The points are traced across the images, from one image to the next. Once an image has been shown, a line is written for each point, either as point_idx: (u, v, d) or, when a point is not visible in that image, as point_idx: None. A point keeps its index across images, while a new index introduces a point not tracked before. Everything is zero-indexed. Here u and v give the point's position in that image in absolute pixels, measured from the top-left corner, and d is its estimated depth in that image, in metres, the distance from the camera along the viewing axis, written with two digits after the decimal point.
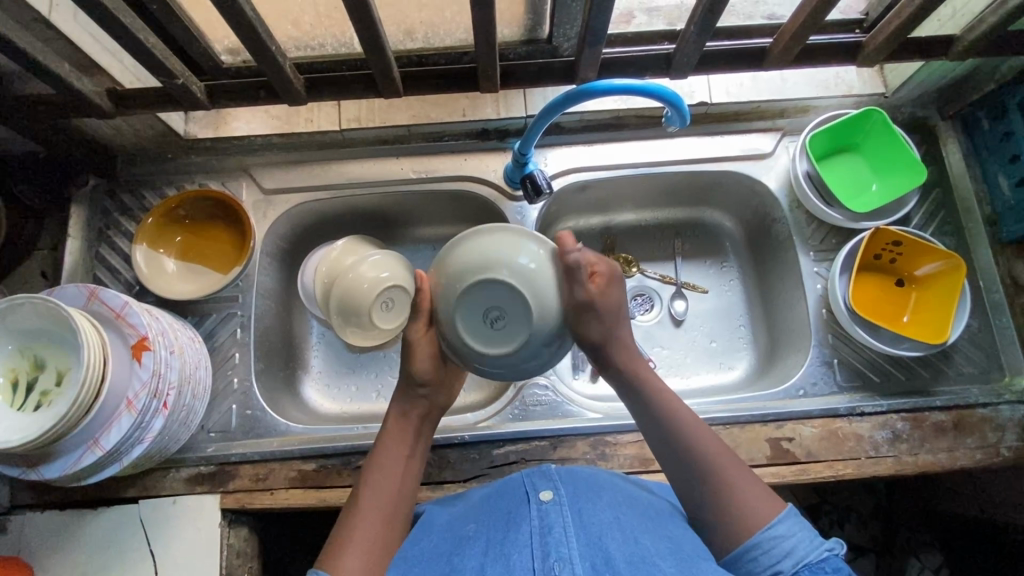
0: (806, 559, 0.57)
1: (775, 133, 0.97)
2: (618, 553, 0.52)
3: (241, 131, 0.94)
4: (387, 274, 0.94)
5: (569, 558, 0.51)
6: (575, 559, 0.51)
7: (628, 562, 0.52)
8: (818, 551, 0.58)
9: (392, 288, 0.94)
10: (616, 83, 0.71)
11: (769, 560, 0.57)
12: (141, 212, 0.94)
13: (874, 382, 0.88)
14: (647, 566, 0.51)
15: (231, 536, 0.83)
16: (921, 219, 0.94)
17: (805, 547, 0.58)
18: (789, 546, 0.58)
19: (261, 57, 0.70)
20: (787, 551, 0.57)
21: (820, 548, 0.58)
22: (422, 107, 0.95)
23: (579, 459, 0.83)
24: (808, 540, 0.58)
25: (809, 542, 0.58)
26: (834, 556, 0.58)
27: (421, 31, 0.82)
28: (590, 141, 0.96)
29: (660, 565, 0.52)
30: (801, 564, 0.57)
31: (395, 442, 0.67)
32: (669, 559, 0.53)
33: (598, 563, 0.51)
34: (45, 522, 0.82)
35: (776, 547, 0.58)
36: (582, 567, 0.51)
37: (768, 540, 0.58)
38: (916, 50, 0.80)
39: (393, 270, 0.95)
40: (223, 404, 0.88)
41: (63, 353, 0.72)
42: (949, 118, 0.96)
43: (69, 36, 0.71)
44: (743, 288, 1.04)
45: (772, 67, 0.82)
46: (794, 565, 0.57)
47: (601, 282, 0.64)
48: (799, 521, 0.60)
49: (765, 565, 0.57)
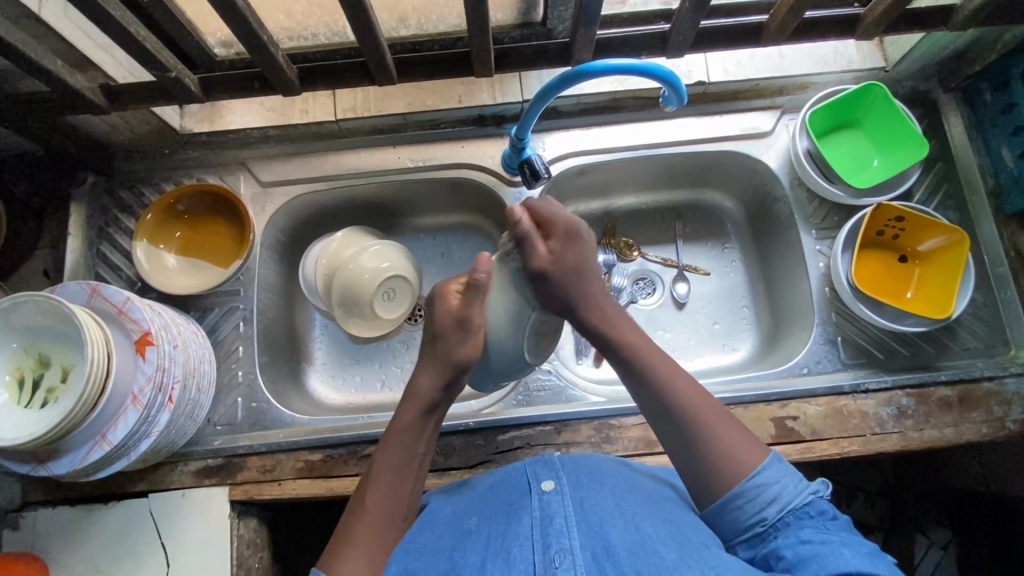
0: (791, 505, 0.58)
1: (774, 111, 0.95)
2: (619, 543, 0.53)
3: (236, 124, 0.94)
4: (508, 281, 0.70)
5: (571, 550, 0.52)
6: (577, 551, 0.52)
7: (629, 551, 0.52)
8: (804, 494, 0.59)
9: (491, 315, 0.69)
10: (611, 63, 0.70)
11: (754, 508, 0.59)
12: (140, 209, 0.94)
13: (878, 358, 0.88)
14: (648, 554, 0.52)
15: (241, 526, 0.84)
16: (923, 194, 0.93)
17: (790, 493, 0.59)
18: (774, 493, 0.59)
19: (251, 46, 0.70)
20: (773, 497, 0.59)
21: (806, 491, 0.59)
22: (416, 94, 0.94)
23: (583, 443, 0.83)
24: (793, 484, 0.59)
25: (793, 487, 0.59)
26: (818, 499, 0.60)
27: (415, 17, 0.82)
28: (587, 123, 0.95)
29: (663, 553, 0.52)
30: (786, 511, 0.58)
31: (412, 441, 0.65)
32: (671, 545, 0.53)
33: (599, 553, 0.52)
34: (58, 517, 0.83)
35: (761, 495, 0.59)
36: (584, 557, 0.52)
37: (752, 490, 0.59)
38: (914, 21, 0.79)
39: (508, 293, 0.70)
40: (228, 397, 0.89)
41: (68, 350, 0.73)
42: (950, 91, 0.95)
43: (60, 32, 0.70)
44: (746, 268, 1.03)
45: (770, 43, 0.81)
46: (778, 511, 0.58)
47: (556, 244, 0.69)
48: (784, 466, 0.61)
49: (750, 513, 0.59)
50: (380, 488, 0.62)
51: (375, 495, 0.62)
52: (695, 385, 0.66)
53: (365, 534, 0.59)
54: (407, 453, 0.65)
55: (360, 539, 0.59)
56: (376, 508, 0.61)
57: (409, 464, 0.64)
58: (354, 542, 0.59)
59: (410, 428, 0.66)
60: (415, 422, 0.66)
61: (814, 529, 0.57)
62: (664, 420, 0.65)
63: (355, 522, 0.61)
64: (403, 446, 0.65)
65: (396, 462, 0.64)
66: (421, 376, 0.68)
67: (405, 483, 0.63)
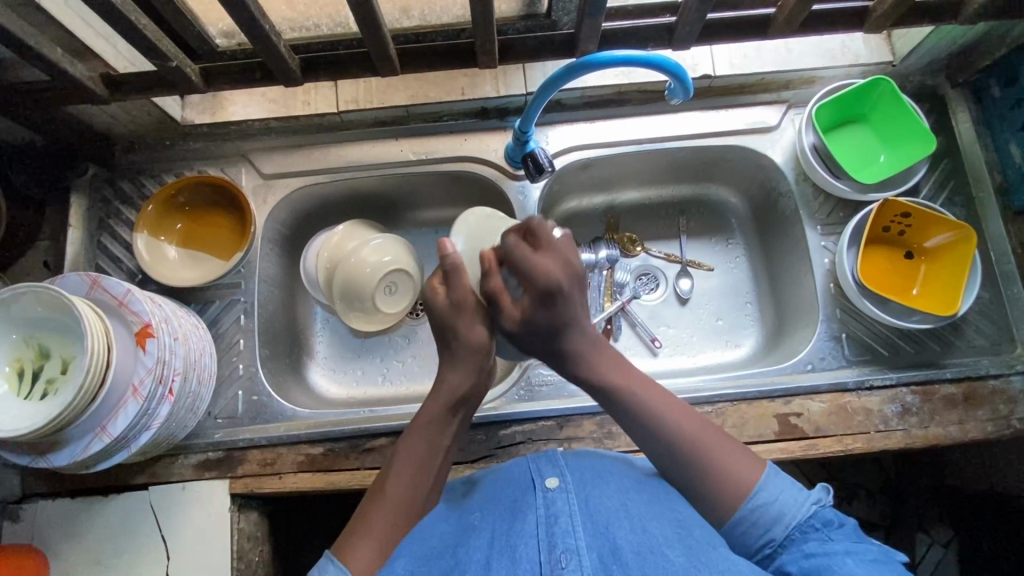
0: (794, 521, 0.58)
1: (781, 106, 0.95)
2: (626, 544, 0.52)
3: (239, 115, 0.92)
4: None
5: (577, 550, 0.52)
6: (584, 551, 0.52)
7: (636, 553, 0.52)
8: (806, 507, 0.58)
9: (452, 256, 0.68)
10: (616, 55, 0.69)
11: (760, 529, 0.58)
12: (140, 201, 0.93)
13: (883, 355, 0.87)
14: (655, 556, 0.51)
15: (241, 520, 0.83)
16: (930, 189, 0.92)
17: (791, 508, 0.58)
18: (776, 510, 0.58)
19: (253, 35, 0.69)
20: (776, 516, 0.58)
21: (807, 503, 0.59)
22: (419, 87, 0.93)
23: (585, 439, 0.83)
24: (793, 498, 0.59)
25: (794, 501, 0.59)
26: (822, 509, 0.59)
27: (418, 9, 0.83)
28: (592, 116, 0.95)
29: (670, 555, 0.51)
30: (790, 527, 0.58)
31: (436, 434, 0.65)
32: (678, 548, 0.53)
33: (606, 554, 0.52)
34: (58, 509, 0.83)
35: (764, 515, 0.58)
36: (591, 559, 0.51)
37: (754, 511, 0.59)
38: (923, 15, 0.78)
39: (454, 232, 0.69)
40: (229, 390, 0.88)
41: (67, 341, 0.72)
42: (958, 86, 0.94)
43: (60, 20, 0.70)
44: (750, 264, 1.03)
45: (777, 36, 0.80)
46: (784, 529, 0.58)
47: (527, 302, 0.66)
48: (781, 480, 0.60)
49: (756, 536, 0.58)
50: (401, 477, 0.62)
51: (395, 484, 0.61)
52: (665, 394, 0.66)
53: (381, 524, 0.59)
54: (431, 445, 0.64)
55: (375, 527, 0.59)
56: (394, 498, 0.61)
57: (432, 456, 0.64)
58: (370, 530, 0.58)
59: (435, 421, 0.65)
60: (441, 414, 0.66)
61: (819, 542, 0.56)
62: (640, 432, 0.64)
63: (372, 511, 0.60)
64: (426, 438, 0.64)
65: (419, 453, 0.63)
66: (448, 372, 0.67)
67: (426, 476, 0.63)
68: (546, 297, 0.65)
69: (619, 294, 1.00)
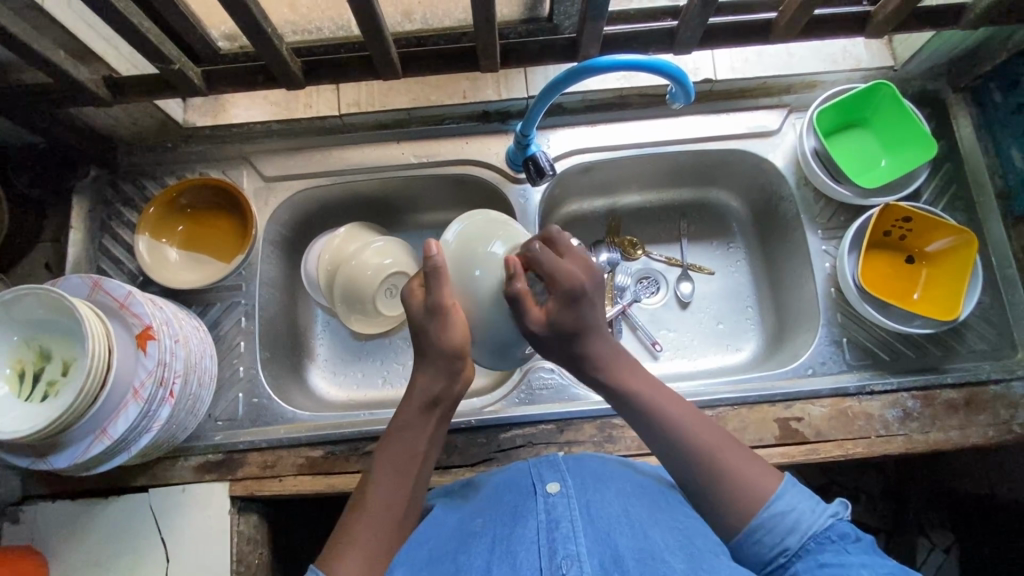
0: (809, 531, 0.57)
1: (781, 110, 0.95)
2: (627, 550, 0.52)
3: (240, 118, 0.93)
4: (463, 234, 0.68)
5: (578, 556, 0.52)
6: (584, 556, 0.52)
7: (637, 559, 0.51)
8: (822, 519, 0.58)
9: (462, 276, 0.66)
10: (617, 59, 0.69)
11: (774, 538, 0.58)
12: (142, 202, 0.93)
13: (884, 360, 0.87)
14: (656, 562, 0.51)
15: (241, 523, 0.83)
16: (931, 194, 0.92)
17: (807, 519, 0.58)
18: (792, 521, 0.58)
19: (256, 38, 0.69)
20: (791, 526, 0.58)
21: (824, 515, 0.58)
22: (421, 90, 0.94)
23: (585, 442, 0.83)
24: (810, 510, 0.58)
25: (810, 513, 0.58)
26: (838, 522, 0.58)
27: (419, 12, 0.83)
28: (594, 120, 0.95)
29: (671, 562, 0.51)
30: (806, 538, 0.57)
31: (413, 437, 0.64)
32: (678, 554, 0.53)
33: (606, 560, 0.52)
34: (58, 511, 0.82)
35: (780, 524, 0.58)
36: (591, 564, 0.51)
37: (770, 520, 0.59)
38: (924, 20, 0.79)
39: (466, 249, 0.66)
40: (229, 392, 0.88)
41: (68, 344, 0.72)
42: (959, 91, 0.94)
43: (63, 23, 0.70)
44: (750, 268, 1.02)
45: (778, 40, 0.80)
46: (799, 539, 0.57)
47: (553, 306, 0.64)
48: (799, 491, 0.60)
49: (771, 544, 0.58)
50: (381, 485, 0.62)
51: (376, 492, 0.61)
52: (677, 398, 0.66)
53: (365, 533, 0.59)
54: (409, 449, 0.64)
55: (359, 537, 0.58)
56: (376, 506, 0.60)
57: (411, 460, 0.63)
58: (355, 540, 0.58)
59: (411, 424, 0.64)
60: (416, 417, 0.65)
61: (835, 553, 0.56)
62: (654, 432, 0.65)
63: (355, 520, 0.60)
64: (403, 442, 0.64)
65: (397, 460, 0.63)
66: (420, 373, 0.66)
67: (406, 482, 0.62)
68: (570, 300, 0.63)
69: (620, 298, 1.00)
